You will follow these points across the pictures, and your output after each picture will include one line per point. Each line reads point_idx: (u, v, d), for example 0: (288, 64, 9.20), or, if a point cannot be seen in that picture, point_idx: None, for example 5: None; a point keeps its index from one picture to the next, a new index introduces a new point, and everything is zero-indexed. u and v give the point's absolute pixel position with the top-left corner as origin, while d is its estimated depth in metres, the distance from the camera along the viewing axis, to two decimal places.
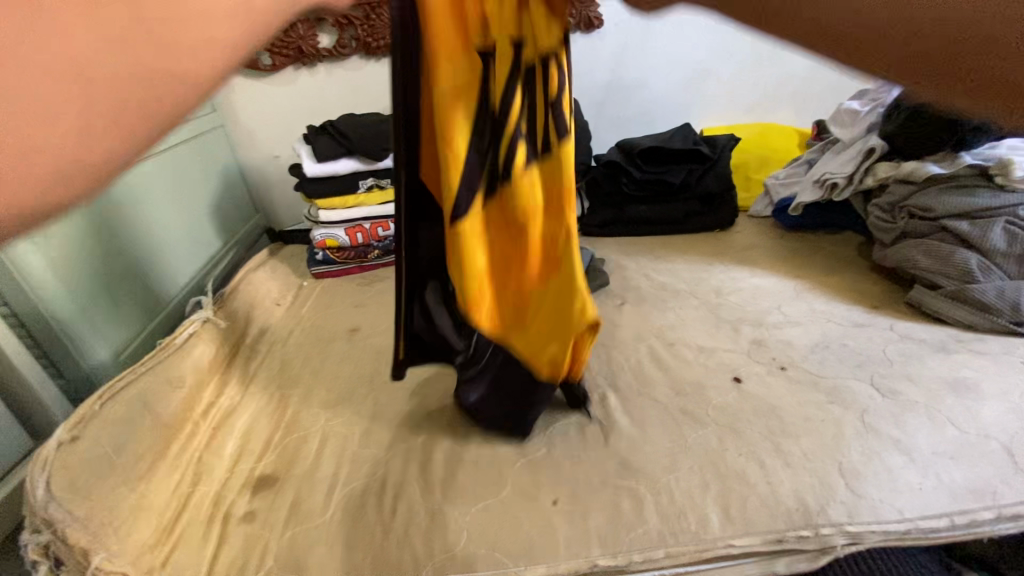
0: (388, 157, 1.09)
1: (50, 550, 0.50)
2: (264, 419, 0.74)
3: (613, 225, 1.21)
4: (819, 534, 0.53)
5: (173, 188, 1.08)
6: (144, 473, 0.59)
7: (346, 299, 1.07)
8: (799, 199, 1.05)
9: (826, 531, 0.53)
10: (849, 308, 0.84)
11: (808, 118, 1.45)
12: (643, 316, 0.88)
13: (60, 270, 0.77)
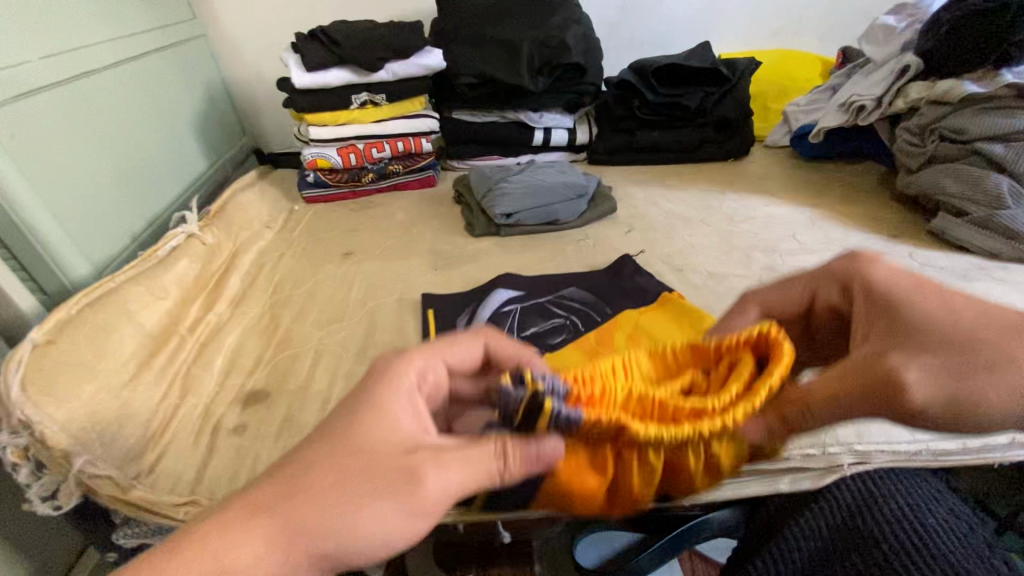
0: (383, 69, 1.01)
1: (30, 454, 0.48)
2: (254, 337, 0.71)
3: (623, 152, 1.15)
4: (826, 453, 0.53)
5: (155, 100, 1.01)
6: (128, 381, 0.57)
7: (340, 223, 1.02)
8: (822, 125, 0.98)
9: (833, 450, 0.53)
10: (866, 237, 0.81)
11: (834, 45, 1.35)
12: (651, 242, 0.84)
13: (30, 175, 0.72)
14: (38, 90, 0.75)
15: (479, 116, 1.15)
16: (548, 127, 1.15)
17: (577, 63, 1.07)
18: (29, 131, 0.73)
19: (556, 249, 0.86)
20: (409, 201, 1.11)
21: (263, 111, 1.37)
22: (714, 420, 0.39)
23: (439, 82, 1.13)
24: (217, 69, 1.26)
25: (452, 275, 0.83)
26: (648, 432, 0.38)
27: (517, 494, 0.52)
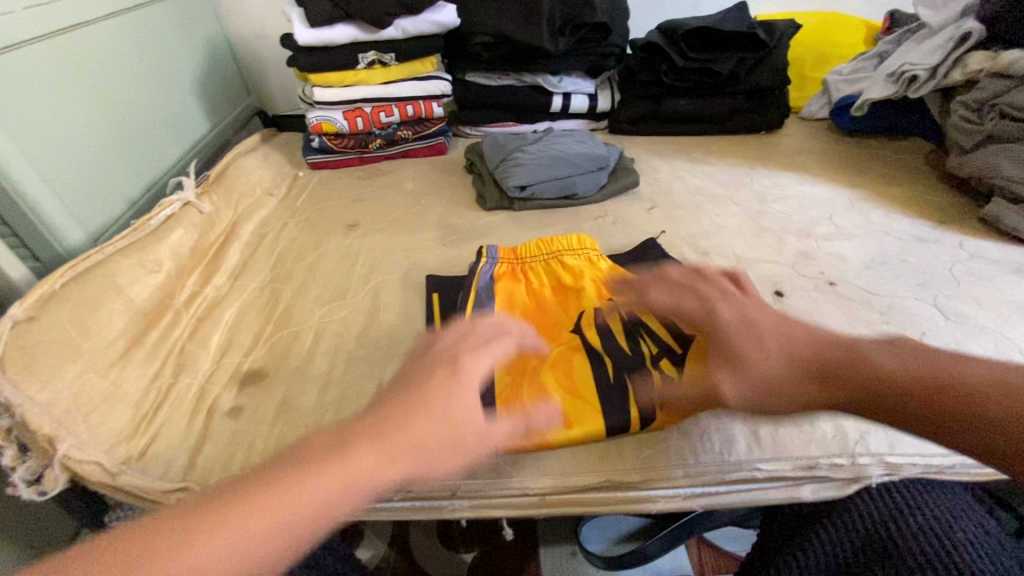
0: (392, 25, 0.94)
1: (13, 435, 0.46)
2: (253, 313, 0.68)
3: (646, 121, 1.09)
4: (855, 464, 0.49)
5: (152, 55, 0.96)
6: (117, 360, 0.54)
7: (345, 191, 0.98)
8: (866, 96, 0.90)
9: (862, 461, 0.49)
10: (911, 223, 0.74)
11: (882, 6, 1.24)
12: (674, 221, 0.79)
13: (18, 137, 0.68)
14: (21, 44, 0.69)
15: (495, 79, 1.07)
16: (567, 93, 1.07)
17: (601, 23, 0.98)
18: (16, 90, 0.68)
19: (572, 226, 0.81)
20: (418, 169, 1.05)
21: (267, 70, 1.31)
22: (573, 252, 0.69)
23: (452, 41, 1.06)
24: (219, 22, 1.19)
25: (462, 253, 0.78)
26: (534, 247, 0.71)
27: (523, 492, 0.49)
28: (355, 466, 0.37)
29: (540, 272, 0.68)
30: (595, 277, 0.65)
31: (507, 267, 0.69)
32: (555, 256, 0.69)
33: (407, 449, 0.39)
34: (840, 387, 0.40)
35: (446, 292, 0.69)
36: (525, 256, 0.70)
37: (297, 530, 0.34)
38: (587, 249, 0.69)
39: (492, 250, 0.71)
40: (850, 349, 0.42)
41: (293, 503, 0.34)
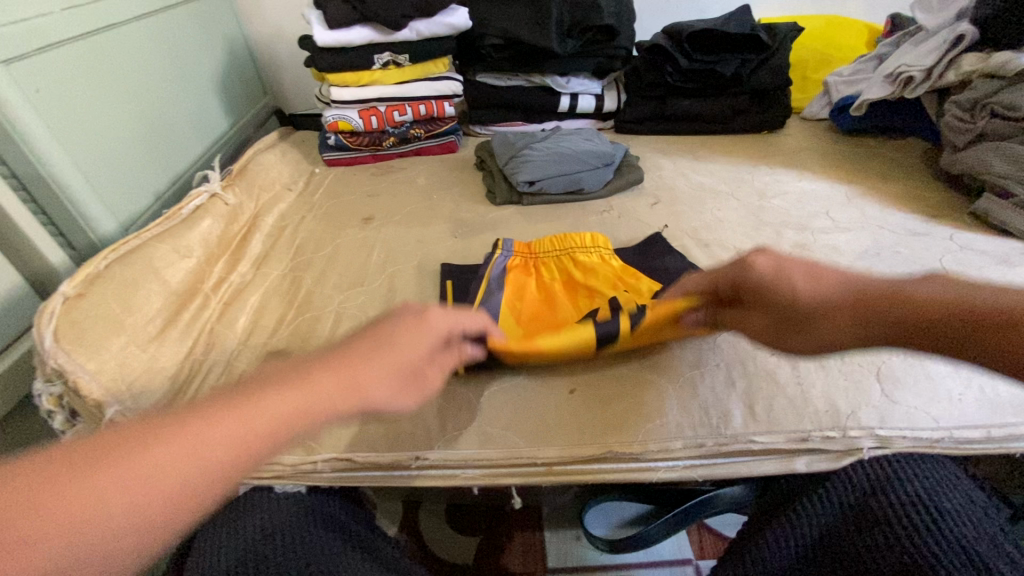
0: (407, 27, 0.98)
1: (64, 400, 0.51)
2: (276, 298, 0.72)
3: (651, 121, 1.12)
4: (846, 436, 0.52)
5: (177, 55, 1.00)
6: (154, 336, 0.58)
7: (360, 187, 1.02)
8: (865, 96, 0.93)
9: (853, 434, 0.52)
10: (905, 217, 0.77)
11: (883, 11, 1.27)
12: (677, 215, 0.82)
13: (58, 130, 0.72)
14: (61, 43, 0.74)
15: (505, 79, 1.11)
16: (574, 93, 1.11)
17: (608, 26, 1.02)
18: (56, 86, 0.73)
19: (579, 220, 0.84)
20: (430, 166, 1.09)
21: (284, 71, 1.35)
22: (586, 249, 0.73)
23: (464, 43, 1.10)
24: (239, 25, 1.24)
25: (473, 245, 0.82)
26: (547, 243, 0.75)
27: (532, 461, 0.53)
28: (287, 408, 0.35)
29: (552, 266, 0.73)
30: (604, 271, 0.70)
31: (521, 259, 0.74)
32: (567, 252, 0.73)
33: (365, 377, 0.39)
34: (888, 316, 0.41)
35: (459, 280, 0.72)
36: (538, 251, 0.75)
37: (230, 462, 0.33)
38: (599, 247, 0.73)
39: (507, 242, 0.75)
40: (887, 287, 0.42)
41: (201, 441, 0.32)
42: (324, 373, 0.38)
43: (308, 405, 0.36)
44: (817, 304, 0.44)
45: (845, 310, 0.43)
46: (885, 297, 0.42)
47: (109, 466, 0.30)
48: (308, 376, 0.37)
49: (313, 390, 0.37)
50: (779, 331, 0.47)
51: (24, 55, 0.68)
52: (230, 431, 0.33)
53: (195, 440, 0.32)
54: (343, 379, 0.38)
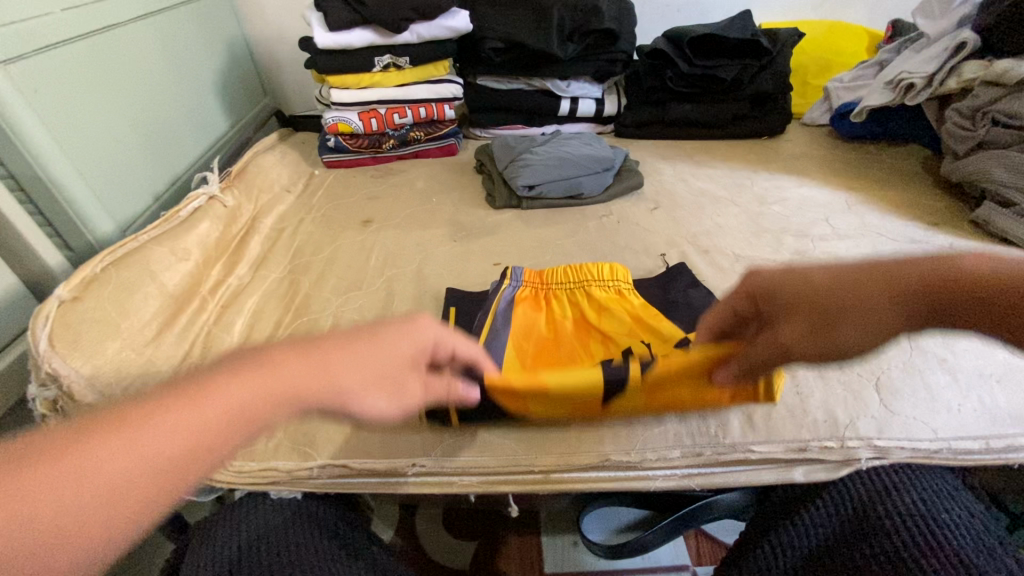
0: (407, 30, 0.98)
1: (58, 404, 0.50)
2: (274, 301, 0.72)
3: (652, 125, 1.12)
4: (844, 447, 0.52)
5: (176, 55, 1.00)
6: (150, 340, 0.58)
7: (359, 189, 1.02)
8: (866, 103, 0.93)
9: (851, 444, 0.52)
10: (905, 224, 0.77)
11: (884, 16, 1.27)
12: (676, 220, 0.82)
13: (55, 132, 0.72)
14: (59, 44, 0.73)
15: (505, 83, 1.11)
16: (574, 97, 1.11)
17: (609, 30, 1.02)
18: (54, 87, 0.72)
19: (578, 224, 0.84)
20: (430, 169, 1.09)
21: (284, 72, 1.35)
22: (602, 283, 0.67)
23: (464, 46, 1.09)
24: (240, 26, 1.24)
25: (472, 249, 0.82)
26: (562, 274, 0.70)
27: (529, 468, 0.52)
28: (213, 410, 0.31)
29: (564, 299, 0.67)
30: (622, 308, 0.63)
31: (531, 289, 0.68)
32: (581, 285, 0.68)
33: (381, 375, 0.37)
34: (917, 292, 0.39)
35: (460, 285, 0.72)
36: (551, 281, 0.69)
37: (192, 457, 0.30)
38: (619, 280, 0.67)
39: (517, 271, 0.70)
40: (908, 270, 0.40)
41: (121, 452, 0.28)
42: (196, 400, 0.31)
43: (229, 417, 0.31)
44: (840, 282, 0.40)
45: (891, 295, 0.39)
46: (926, 302, 0.39)
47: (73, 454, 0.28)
48: (259, 367, 0.34)
49: (204, 415, 0.31)
50: (820, 331, 0.40)
51: (22, 56, 0.68)
52: (155, 421, 0.30)
53: (84, 460, 0.27)
54: (309, 367, 0.35)
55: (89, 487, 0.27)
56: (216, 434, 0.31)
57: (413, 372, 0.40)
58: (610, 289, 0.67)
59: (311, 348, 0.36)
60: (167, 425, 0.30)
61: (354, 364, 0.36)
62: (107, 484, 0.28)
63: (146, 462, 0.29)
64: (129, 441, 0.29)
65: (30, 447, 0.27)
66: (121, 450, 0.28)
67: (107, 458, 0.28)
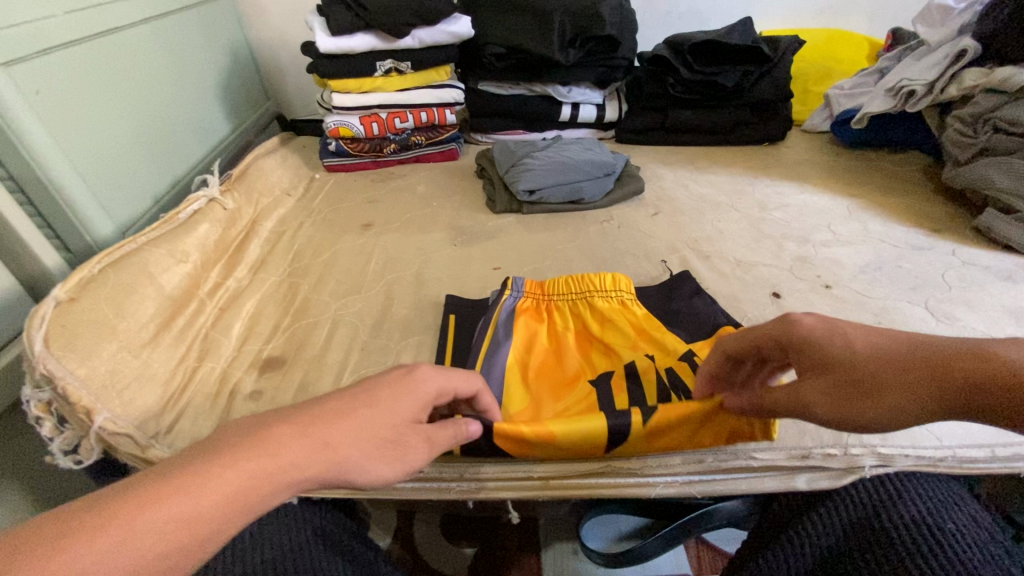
0: (409, 35, 0.98)
1: (53, 407, 0.49)
2: (273, 304, 0.71)
3: (652, 131, 1.12)
4: (847, 454, 0.52)
5: (179, 58, 1.00)
6: (148, 342, 0.58)
7: (359, 193, 1.01)
8: (867, 110, 0.93)
9: (855, 451, 0.52)
10: (907, 231, 0.77)
11: (884, 24, 1.28)
12: (677, 225, 0.82)
13: (57, 133, 0.72)
14: (63, 46, 0.74)
15: (506, 88, 1.11)
16: (575, 103, 1.11)
17: (610, 36, 1.02)
18: (55, 88, 0.72)
19: (579, 229, 0.84)
20: (431, 173, 1.09)
21: (286, 76, 1.35)
22: (602, 292, 0.66)
23: (466, 52, 1.10)
24: (242, 30, 1.24)
25: (472, 253, 0.81)
26: (561, 283, 0.68)
27: (528, 473, 0.52)
28: (219, 484, 0.30)
29: (566, 311, 0.66)
30: (625, 321, 0.63)
31: (532, 301, 0.67)
32: (583, 296, 0.66)
33: (388, 424, 0.36)
34: (954, 385, 0.34)
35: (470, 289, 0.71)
36: (551, 292, 0.68)
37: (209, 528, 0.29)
38: (621, 291, 0.66)
39: (518, 281, 0.69)
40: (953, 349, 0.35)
41: (139, 526, 0.27)
42: (196, 484, 0.29)
43: (229, 504, 0.30)
44: (875, 357, 0.37)
45: (923, 380, 0.35)
46: (961, 380, 0.34)
47: (80, 531, 0.27)
48: (277, 428, 0.33)
49: (198, 512, 0.29)
50: (843, 397, 0.36)
51: (25, 57, 0.68)
52: (149, 511, 0.28)
53: (81, 560, 0.26)
54: (308, 444, 0.33)
55: (94, 571, 0.26)
56: (212, 526, 0.29)
57: (414, 431, 0.38)
58: (613, 299, 0.66)
59: (322, 412, 0.35)
60: (188, 504, 0.29)
61: (359, 423, 0.35)
62: (103, 573, 0.26)
63: (163, 537, 0.28)
64: (128, 520, 0.27)
65: (32, 541, 0.26)
66: (122, 529, 0.27)
67: (108, 543, 0.27)
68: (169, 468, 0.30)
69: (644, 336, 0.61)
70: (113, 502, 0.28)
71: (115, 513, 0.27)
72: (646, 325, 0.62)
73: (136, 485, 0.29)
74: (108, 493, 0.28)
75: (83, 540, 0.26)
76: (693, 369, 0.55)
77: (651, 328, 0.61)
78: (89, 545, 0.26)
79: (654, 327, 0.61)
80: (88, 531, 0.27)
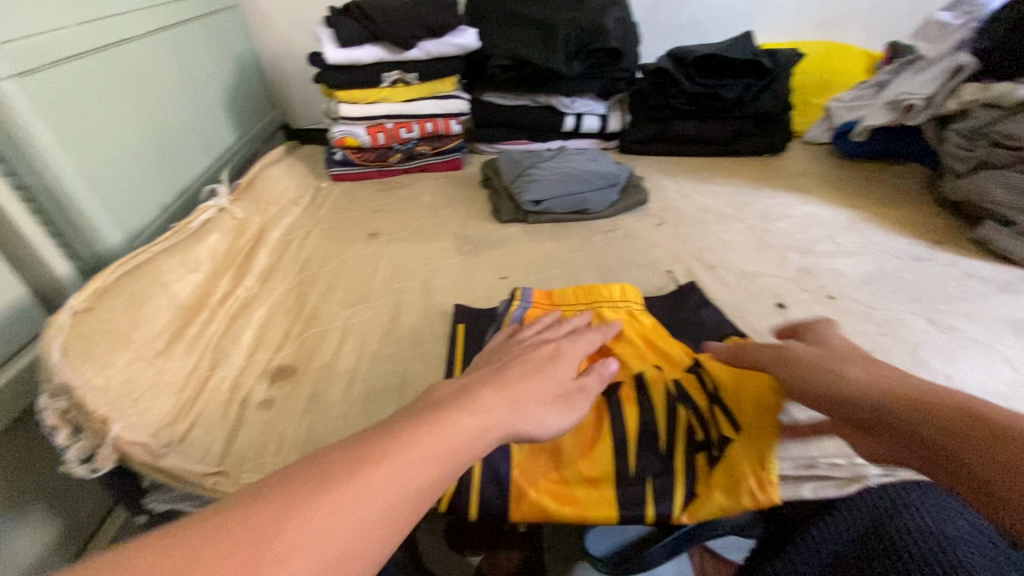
0: (415, 47, 0.99)
1: (68, 416, 0.49)
2: (282, 313, 0.72)
3: (654, 142, 1.13)
4: (853, 462, 0.53)
5: (187, 68, 1.01)
6: (160, 351, 0.58)
7: (366, 202, 1.02)
8: (866, 123, 0.95)
9: (860, 460, 0.53)
10: (908, 243, 0.78)
11: (882, 37, 1.29)
12: (681, 236, 0.83)
13: (68, 144, 0.73)
14: (74, 58, 0.75)
15: (510, 99, 1.13)
16: (579, 113, 1.12)
17: (613, 49, 1.04)
18: (68, 100, 0.73)
19: (584, 239, 0.85)
20: (436, 182, 1.10)
21: (291, 86, 1.37)
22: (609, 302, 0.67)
23: (470, 63, 1.11)
24: (248, 41, 1.26)
25: (478, 263, 0.82)
26: (569, 293, 0.69)
27: None
28: (416, 451, 0.32)
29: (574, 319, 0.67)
30: (631, 331, 0.63)
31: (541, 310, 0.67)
32: (591, 305, 0.68)
33: (541, 385, 0.44)
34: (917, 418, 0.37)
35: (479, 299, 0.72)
36: (560, 301, 0.69)
37: (411, 490, 0.31)
38: (629, 301, 0.67)
39: (525, 292, 0.69)
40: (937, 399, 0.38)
41: (362, 491, 0.29)
42: (385, 457, 0.31)
43: (415, 472, 0.32)
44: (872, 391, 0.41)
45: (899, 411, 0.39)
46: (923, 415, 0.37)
47: (298, 496, 0.28)
48: (457, 406, 0.37)
49: (388, 473, 0.31)
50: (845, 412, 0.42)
51: (39, 69, 0.69)
52: (345, 482, 0.30)
53: (310, 521, 0.27)
54: (474, 418, 0.36)
55: (328, 530, 0.28)
56: (404, 494, 0.31)
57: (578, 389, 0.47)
58: (621, 307, 0.67)
59: (487, 387, 0.41)
60: (399, 468, 0.31)
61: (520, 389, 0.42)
62: (338, 530, 0.28)
63: (379, 500, 0.30)
64: (347, 488, 0.29)
65: (257, 512, 0.27)
66: (344, 494, 0.29)
67: (329, 504, 0.28)
68: (373, 442, 0.32)
69: (651, 346, 0.62)
70: (322, 473, 0.30)
71: (326, 483, 0.29)
72: (652, 335, 0.63)
73: (341, 457, 0.31)
74: (313, 466, 0.31)
75: (315, 504, 0.28)
76: (700, 380, 0.55)
77: (658, 338, 0.62)
78: (317, 508, 0.28)
79: (660, 337, 0.62)
80: (313, 497, 0.29)
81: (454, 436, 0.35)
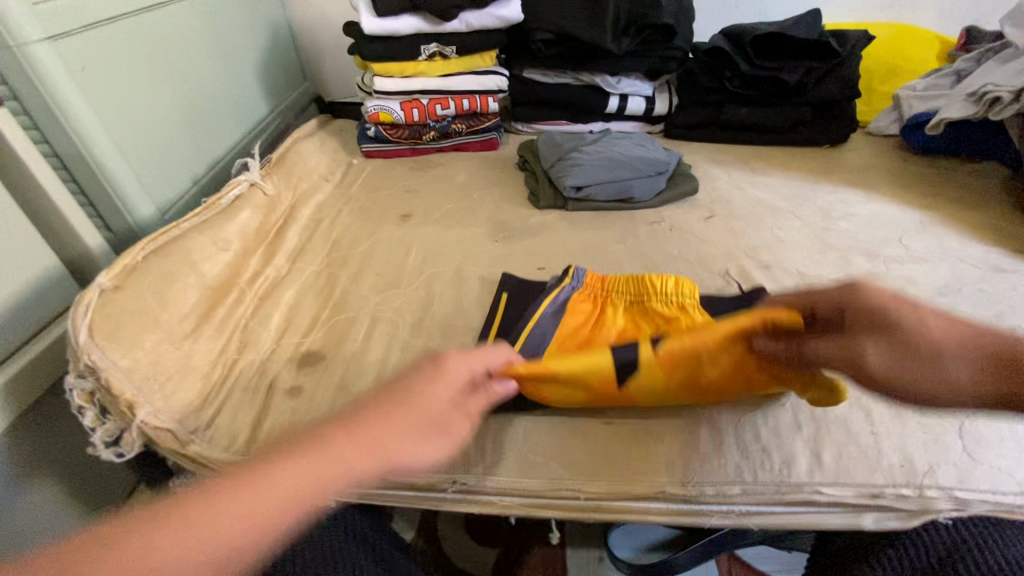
0: (456, 18, 0.95)
1: (95, 398, 0.48)
2: (312, 295, 0.70)
3: (703, 128, 1.07)
4: (922, 496, 0.48)
5: (222, 36, 0.98)
6: (188, 333, 0.56)
7: (397, 181, 0.99)
8: (944, 115, 0.86)
9: (930, 494, 0.48)
10: (987, 250, 0.71)
11: (961, 21, 1.19)
12: (733, 231, 0.77)
13: (102, 112, 0.71)
14: (109, 20, 0.72)
15: (553, 76, 1.07)
16: (624, 94, 1.06)
17: (667, 25, 0.97)
18: (102, 65, 0.71)
19: (627, 230, 0.80)
20: (471, 163, 1.05)
21: (325, 58, 1.33)
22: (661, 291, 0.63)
23: (513, 37, 1.06)
24: (284, 10, 1.22)
25: (515, 251, 0.78)
26: (619, 280, 0.66)
27: (574, 495, 0.49)
28: (293, 474, 0.37)
29: (620, 307, 0.64)
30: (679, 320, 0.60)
31: (590, 291, 0.65)
32: (641, 298, 0.64)
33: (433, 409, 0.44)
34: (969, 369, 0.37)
35: (516, 291, 0.68)
36: (610, 288, 0.66)
37: (268, 518, 0.36)
38: (683, 295, 0.62)
39: (578, 272, 0.67)
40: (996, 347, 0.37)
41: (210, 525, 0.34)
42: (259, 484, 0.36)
43: (282, 496, 0.36)
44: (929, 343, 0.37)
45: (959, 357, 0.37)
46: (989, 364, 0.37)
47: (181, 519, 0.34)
48: (342, 439, 0.40)
49: (273, 484, 0.37)
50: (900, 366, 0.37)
51: (72, 31, 0.67)
52: (257, 502, 0.36)
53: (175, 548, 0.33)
54: (360, 448, 0.40)
55: (185, 559, 0.33)
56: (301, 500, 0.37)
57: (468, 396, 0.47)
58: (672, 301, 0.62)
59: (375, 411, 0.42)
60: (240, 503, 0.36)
61: (413, 416, 0.43)
62: (193, 550, 0.34)
63: (239, 521, 0.35)
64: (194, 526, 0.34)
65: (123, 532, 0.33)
66: (197, 532, 0.34)
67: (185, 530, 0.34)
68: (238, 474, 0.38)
69: (693, 323, 0.59)
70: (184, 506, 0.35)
71: (193, 510, 0.35)
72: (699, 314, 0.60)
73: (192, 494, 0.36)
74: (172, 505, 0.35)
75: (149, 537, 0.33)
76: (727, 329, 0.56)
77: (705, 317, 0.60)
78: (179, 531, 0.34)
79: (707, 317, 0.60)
80: (150, 529, 0.34)
81: (346, 456, 0.39)
